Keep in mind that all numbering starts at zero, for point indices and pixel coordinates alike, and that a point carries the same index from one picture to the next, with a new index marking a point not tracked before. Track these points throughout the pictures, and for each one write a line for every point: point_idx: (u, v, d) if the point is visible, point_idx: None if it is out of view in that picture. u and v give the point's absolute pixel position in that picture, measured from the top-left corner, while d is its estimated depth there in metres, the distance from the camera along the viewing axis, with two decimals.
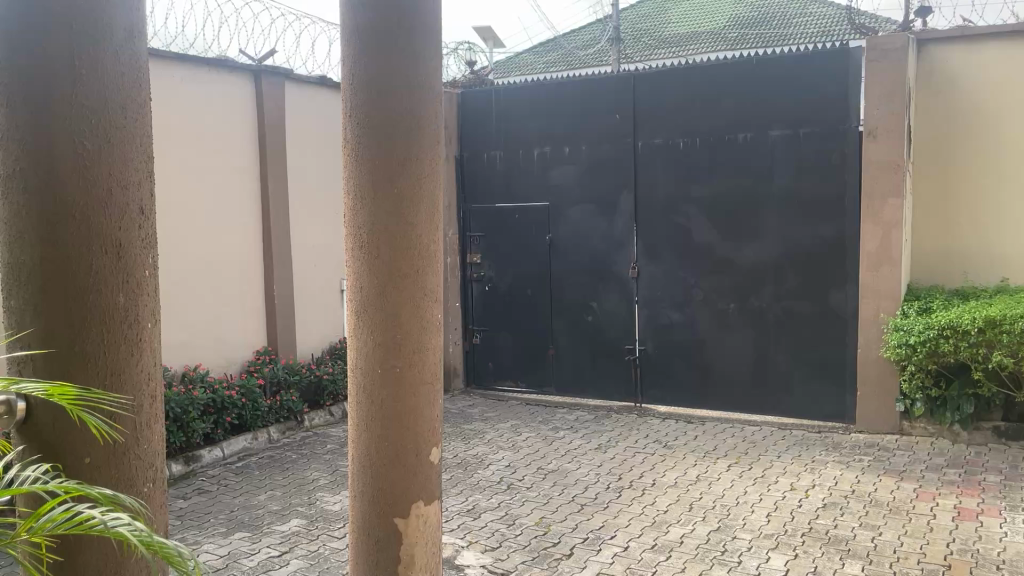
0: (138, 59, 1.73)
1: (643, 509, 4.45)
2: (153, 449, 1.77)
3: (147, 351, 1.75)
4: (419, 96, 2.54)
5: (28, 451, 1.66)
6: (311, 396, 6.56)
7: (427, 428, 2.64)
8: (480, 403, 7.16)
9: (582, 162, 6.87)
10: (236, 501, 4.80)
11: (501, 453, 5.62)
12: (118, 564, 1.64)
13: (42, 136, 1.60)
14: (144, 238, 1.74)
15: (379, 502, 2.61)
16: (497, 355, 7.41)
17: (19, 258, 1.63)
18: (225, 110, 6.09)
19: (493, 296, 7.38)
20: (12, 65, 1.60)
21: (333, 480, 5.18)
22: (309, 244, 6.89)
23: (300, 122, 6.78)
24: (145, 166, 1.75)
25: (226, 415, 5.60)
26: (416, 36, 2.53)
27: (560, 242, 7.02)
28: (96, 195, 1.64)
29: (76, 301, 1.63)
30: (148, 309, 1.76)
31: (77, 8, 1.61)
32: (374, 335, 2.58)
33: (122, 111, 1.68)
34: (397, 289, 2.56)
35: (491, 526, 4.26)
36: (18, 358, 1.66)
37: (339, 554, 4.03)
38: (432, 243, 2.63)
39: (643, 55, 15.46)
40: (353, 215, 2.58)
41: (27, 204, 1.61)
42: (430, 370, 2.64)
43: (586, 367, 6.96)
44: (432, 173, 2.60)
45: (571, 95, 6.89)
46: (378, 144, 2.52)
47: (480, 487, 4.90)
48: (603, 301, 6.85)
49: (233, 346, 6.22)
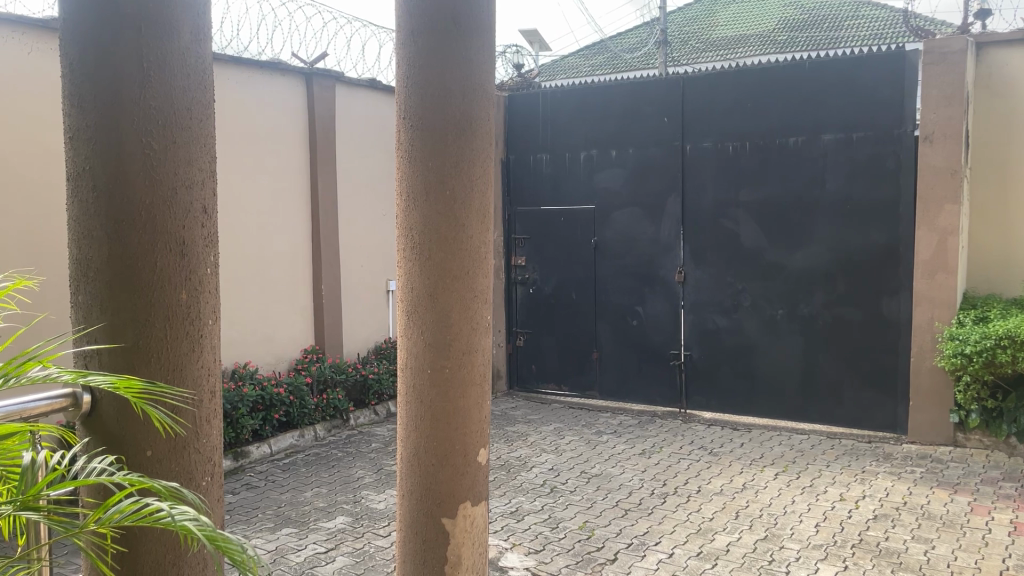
0: (203, 61, 1.77)
1: (689, 516, 4.41)
2: (211, 443, 1.81)
3: (207, 347, 1.79)
4: (472, 99, 2.56)
5: (92, 443, 1.70)
6: (356, 395, 6.63)
7: (475, 429, 2.65)
8: (523, 406, 7.16)
9: (630, 165, 6.83)
10: (283, 497, 4.87)
11: (544, 456, 5.61)
12: (177, 555, 1.67)
13: (111, 134, 1.65)
14: (206, 237, 1.78)
15: (426, 502, 2.63)
16: (541, 358, 7.40)
17: (88, 254, 1.68)
18: (277, 112, 6.19)
19: (537, 298, 7.38)
20: (85, 67, 1.65)
21: (378, 479, 5.22)
22: (356, 244, 6.97)
23: (349, 124, 6.87)
24: (208, 167, 1.79)
25: (275, 413, 5.70)
26: (471, 38, 2.55)
27: (606, 245, 6.99)
28: (162, 194, 1.68)
29: (141, 298, 1.67)
30: (209, 306, 1.80)
31: (147, 14, 1.65)
32: (424, 334, 2.59)
33: (188, 113, 1.72)
34: (447, 290, 2.57)
35: (535, 528, 4.26)
36: (84, 352, 1.71)
37: (384, 552, 4.06)
38: (483, 245, 2.64)
39: (691, 58, 15.32)
40: (405, 215, 2.61)
41: (95, 202, 1.66)
42: (478, 372, 2.66)
43: (631, 371, 6.92)
44: (483, 174, 2.61)
45: (618, 98, 6.86)
46: (431, 145, 2.54)
47: (524, 490, 4.90)
48: (649, 305, 6.80)
49: (281, 344, 6.31)
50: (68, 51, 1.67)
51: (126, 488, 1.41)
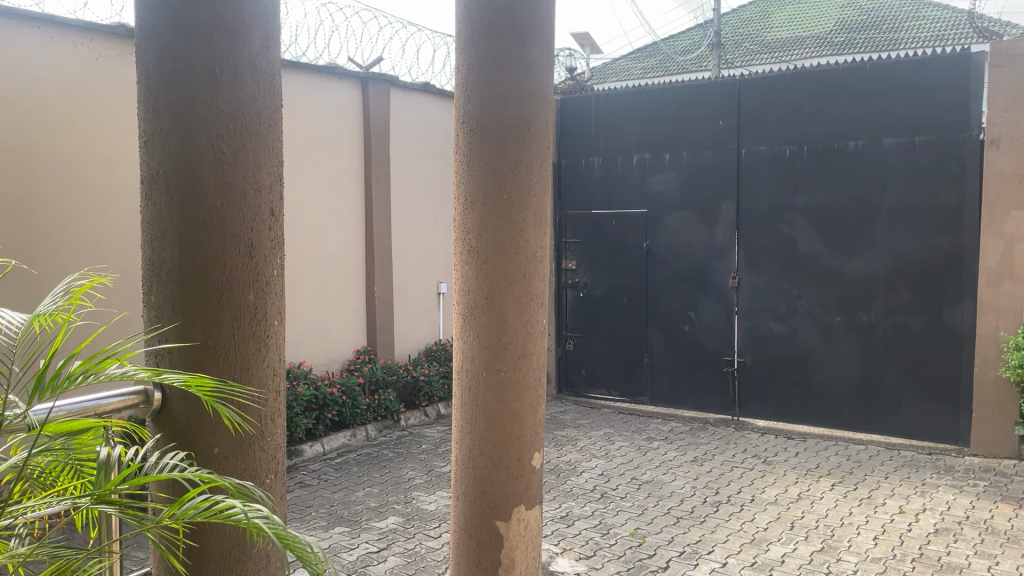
0: (272, 66, 1.80)
1: (743, 526, 4.35)
2: (276, 442, 1.83)
3: (273, 347, 1.82)
4: (531, 102, 2.56)
5: (163, 439, 1.75)
6: (407, 396, 6.68)
7: (531, 432, 2.65)
8: (573, 410, 7.13)
9: (683, 169, 6.77)
10: (336, 496, 4.93)
11: (594, 461, 5.58)
12: (242, 552, 1.70)
13: (184, 138, 1.69)
14: (273, 238, 1.81)
15: (481, 504, 2.64)
16: (591, 362, 7.36)
17: (160, 255, 1.73)
18: (333, 116, 6.28)
19: (587, 302, 7.36)
20: (160, 73, 1.70)
21: (429, 480, 5.26)
22: (408, 247, 7.03)
23: (403, 128, 6.94)
24: (276, 170, 1.82)
25: (328, 412, 5.78)
26: (531, 42, 2.55)
27: (658, 249, 6.93)
28: (232, 197, 1.72)
29: (210, 298, 1.71)
30: (276, 307, 1.83)
31: (220, 21, 1.69)
32: (481, 337, 2.61)
33: (258, 117, 1.76)
34: (504, 292, 2.58)
35: (586, 534, 4.25)
36: (156, 351, 1.76)
37: (435, 553, 4.09)
38: (540, 248, 2.64)
39: (745, 60, 15.13)
40: (463, 218, 2.62)
41: (168, 205, 1.71)
42: (534, 375, 2.66)
43: (682, 377, 6.85)
44: (541, 177, 2.61)
45: (672, 101, 6.80)
46: (490, 148, 2.55)
47: (574, 495, 4.88)
48: (701, 311, 6.73)
49: (335, 345, 6.39)
50: (144, 57, 1.72)
51: (200, 484, 1.46)
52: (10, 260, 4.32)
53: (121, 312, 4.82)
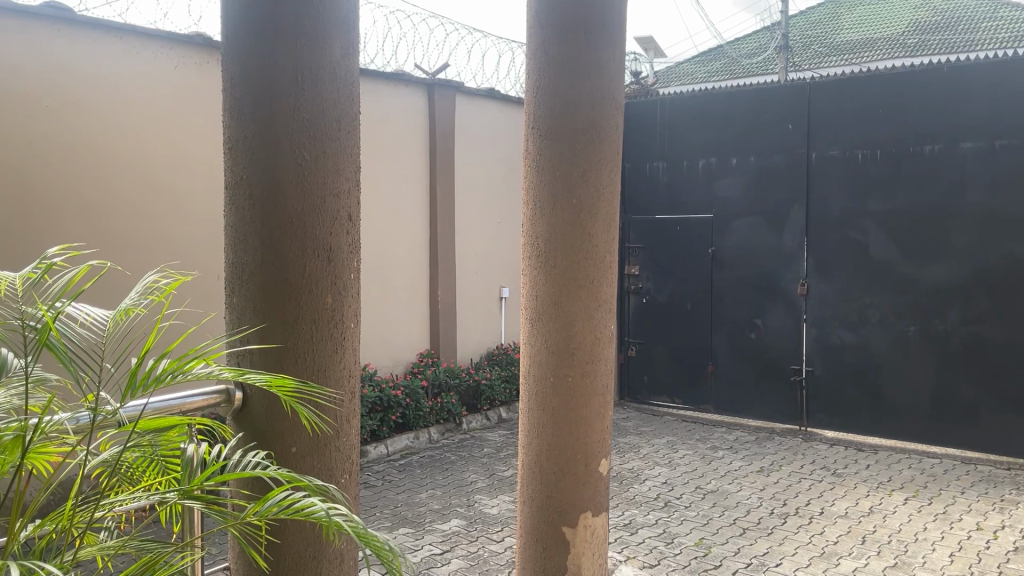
0: (351, 73, 1.83)
1: (811, 539, 4.26)
2: (350, 442, 1.86)
3: (349, 349, 1.85)
4: (602, 107, 2.54)
5: (244, 438, 1.79)
6: (469, 399, 6.73)
7: (597, 439, 2.63)
8: (634, 417, 7.07)
9: (751, 174, 6.66)
10: (399, 497, 4.98)
11: (657, 469, 5.52)
12: (318, 550, 1.73)
13: (266, 144, 1.73)
14: (350, 243, 1.84)
15: (547, 510, 2.63)
16: (653, 369, 7.27)
17: (243, 258, 1.77)
18: (399, 121, 6.36)
19: (651, 308, 7.26)
20: (245, 81, 1.74)
21: (491, 484, 5.28)
22: (470, 251, 7.08)
23: (467, 133, 6.99)
24: (354, 175, 1.85)
25: (392, 414, 5.86)
26: (602, 46, 2.53)
27: (723, 255, 6.84)
28: (312, 202, 1.75)
29: (290, 301, 1.75)
30: (352, 310, 1.86)
31: (302, 31, 1.73)
32: (549, 342, 2.61)
33: (337, 124, 1.79)
34: (572, 298, 2.58)
35: (649, 542, 4.21)
36: (237, 352, 1.81)
37: (498, 557, 4.10)
38: (608, 253, 2.63)
39: (814, 62, 14.80)
40: (532, 224, 2.63)
41: (251, 210, 1.75)
42: (602, 382, 2.64)
43: (748, 386, 6.74)
44: (610, 184, 2.60)
45: (739, 105, 6.70)
46: (560, 154, 2.55)
47: (637, 503, 4.83)
48: (768, 318, 6.62)
49: (399, 347, 6.47)
50: (229, 66, 1.77)
51: (284, 483, 1.51)
52: (104, 261, 4.54)
53: (207, 315, 5.00)
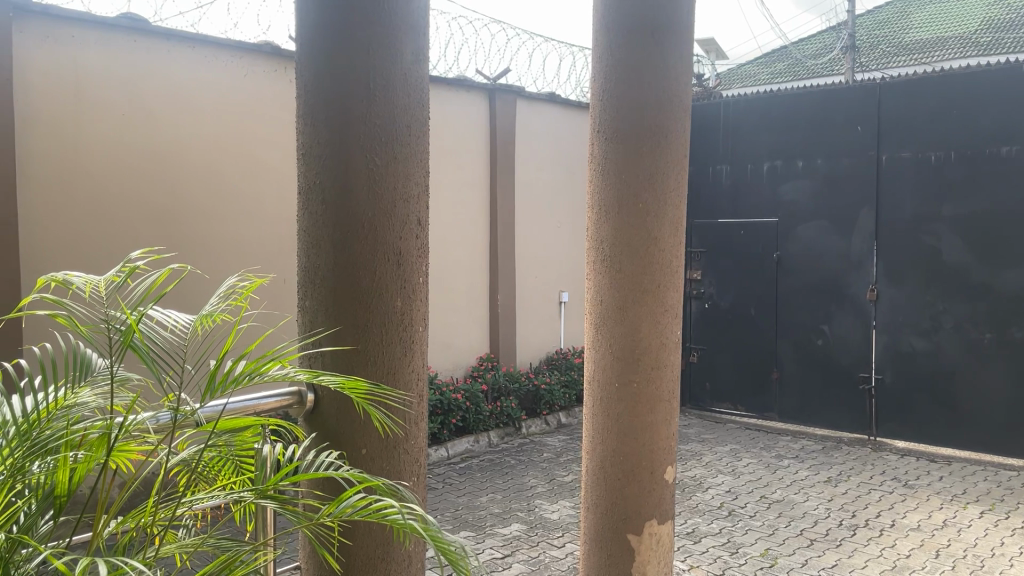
0: (421, 80, 1.84)
1: (883, 551, 4.14)
2: (419, 445, 1.86)
3: (417, 352, 1.86)
4: (669, 109, 2.51)
5: (317, 438, 1.81)
6: (528, 404, 6.71)
7: (663, 447, 2.60)
8: (696, 425, 6.96)
9: (818, 177, 6.52)
10: (460, 500, 5.00)
11: (720, 477, 5.43)
12: (386, 551, 1.74)
13: (340, 151, 1.75)
14: (420, 247, 1.85)
15: (612, 517, 2.60)
16: (716, 376, 7.14)
17: (315, 262, 1.80)
18: (460, 126, 6.39)
19: (713, 314, 7.14)
20: (320, 88, 1.77)
21: (551, 489, 5.26)
22: (530, 255, 7.08)
23: (527, 138, 7.00)
24: (423, 180, 1.85)
25: (452, 417, 5.89)
26: (670, 47, 2.50)
27: (789, 260, 6.70)
28: (383, 208, 1.76)
29: (361, 304, 1.76)
30: (420, 313, 1.86)
31: (375, 37, 1.74)
32: (613, 347, 2.58)
33: (407, 130, 1.79)
34: (637, 303, 2.55)
35: (713, 552, 4.14)
36: (310, 354, 1.83)
37: (560, 563, 4.08)
38: (674, 258, 2.59)
39: (882, 62, 14.41)
40: (597, 227, 2.61)
41: (325, 215, 1.77)
42: (667, 388, 2.60)
43: (815, 394, 6.58)
44: (677, 187, 2.56)
45: (805, 107, 6.56)
46: (625, 157, 2.52)
47: (700, 511, 4.76)
48: (836, 324, 6.46)
49: (459, 351, 6.50)
50: (304, 74, 1.80)
51: (358, 485, 1.54)
52: (184, 265, 4.72)
53: (285, 317, 5.15)
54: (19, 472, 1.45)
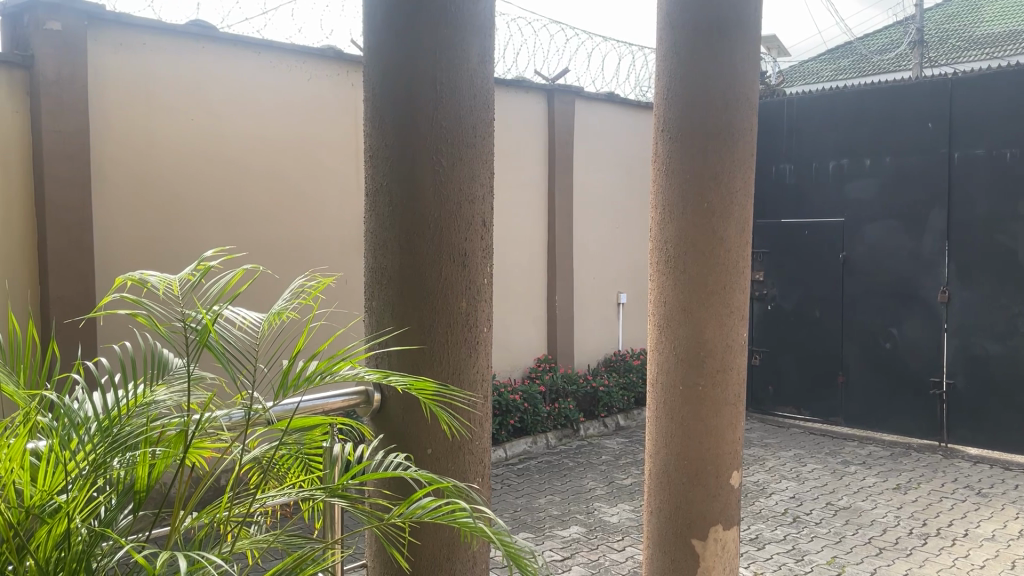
0: (487, 81, 1.83)
1: (955, 562, 4.00)
2: (484, 446, 1.85)
3: (482, 353, 1.85)
4: (736, 107, 2.47)
5: (384, 438, 1.83)
6: (586, 405, 6.68)
7: (728, 451, 2.55)
8: (758, 429, 6.84)
9: (885, 175, 6.34)
10: (519, 501, 5.00)
11: (784, 483, 5.32)
12: (452, 550, 1.73)
13: (406, 153, 1.76)
14: (484, 248, 1.84)
15: (676, 521, 2.57)
16: (779, 379, 7.00)
17: (382, 264, 1.81)
18: (519, 127, 6.40)
19: (777, 316, 7.00)
20: (388, 92, 1.78)
21: (610, 492, 5.22)
22: (588, 256, 7.05)
23: (586, 138, 6.97)
24: (488, 181, 1.85)
25: (510, 418, 5.90)
26: (737, 44, 2.46)
27: (856, 261, 6.53)
28: (448, 209, 1.76)
29: (427, 304, 1.77)
30: (485, 314, 1.85)
31: (441, 39, 1.75)
32: (677, 349, 2.54)
33: (473, 131, 1.79)
34: (703, 305, 2.50)
35: (778, 559, 4.05)
36: (376, 354, 1.85)
37: (620, 567, 4.04)
38: (741, 259, 2.54)
39: (952, 58, 13.96)
40: (660, 228, 2.58)
41: (391, 217, 1.79)
42: (733, 392, 2.56)
43: (882, 398, 6.41)
44: (744, 186, 2.51)
45: (873, 104, 6.39)
46: (690, 157, 2.48)
47: (764, 517, 4.67)
48: (905, 328, 6.28)
49: (517, 353, 6.50)
50: (372, 78, 1.82)
51: (427, 488, 1.55)
52: (257, 266, 4.85)
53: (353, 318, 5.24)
54: (101, 468, 1.49)
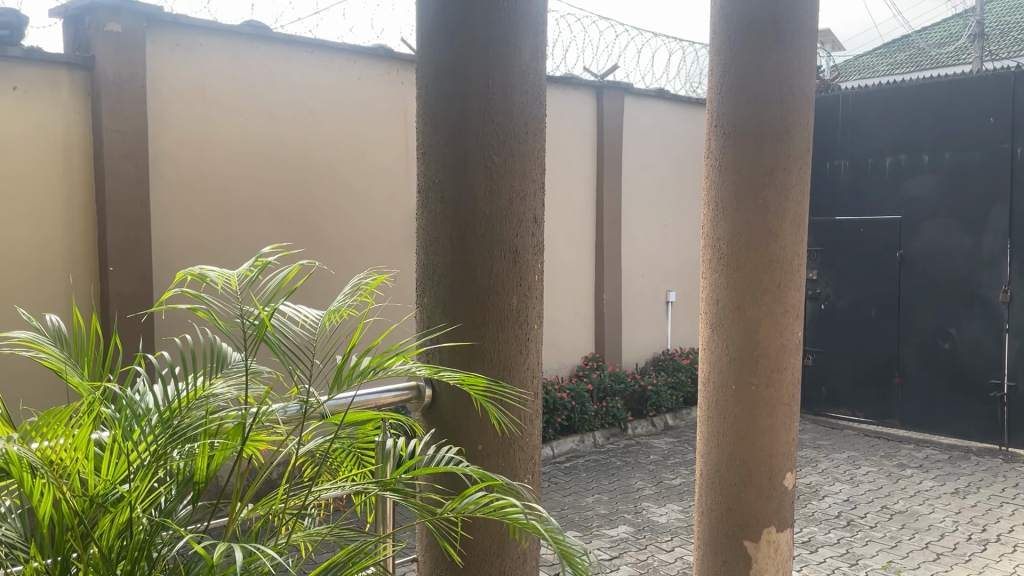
0: (539, 76, 1.82)
1: (1016, 568, 3.89)
2: (534, 443, 1.85)
3: (532, 350, 1.84)
4: (792, 101, 2.42)
5: (435, 434, 1.84)
6: (634, 404, 6.63)
7: (783, 451, 2.50)
8: (810, 430, 6.72)
9: (944, 171, 6.17)
10: (566, 500, 4.99)
11: (838, 485, 5.22)
12: (502, 546, 1.74)
13: (459, 150, 1.76)
14: (535, 244, 1.83)
15: (728, 522, 2.53)
16: (832, 379, 6.86)
17: (433, 260, 1.82)
18: (568, 124, 6.38)
19: (830, 315, 6.86)
20: (441, 89, 1.78)
21: (659, 492, 5.17)
22: (637, 254, 7.00)
23: (635, 135, 6.91)
24: (539, 177, 1.84)
25: (557, 416, 5.89)
26: (793, 37, 2.41)
27: (913, 259, 6.37)
28: (499, 205, 1.76)
29: (479, 301, 1.77)
30: (536, 311, 1.84)
31: (494, 35, 1.74)
32: (730, 348, 2.50)
33: (524, 127, 1.78)
34: (756, 303, 2.46)
35: (831, 562, 3.97)
36: (427, 350, 1.86)
37: (669, 567, 4.00)
38: (796, 256, 2.49)
39: (1015, 52, 13.50)
40: (713, 224, 2.54)
41: (443, 213, 1.79)
42: (787, 392, 2.51)
43: (940, 400, 6.26)
44: (800, 183, 2.46)
45: (932, 98, 6.22)
46: (745, 153, 2.44)
47: (817, 519, 4.58)
48: (965, 328, 6.12)
49: (564, 351, 6.49)
50: (425, 75, 1.82)
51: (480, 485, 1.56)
52: (314, 261, 4.93)
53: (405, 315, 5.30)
54: (161, 459, 1.52)
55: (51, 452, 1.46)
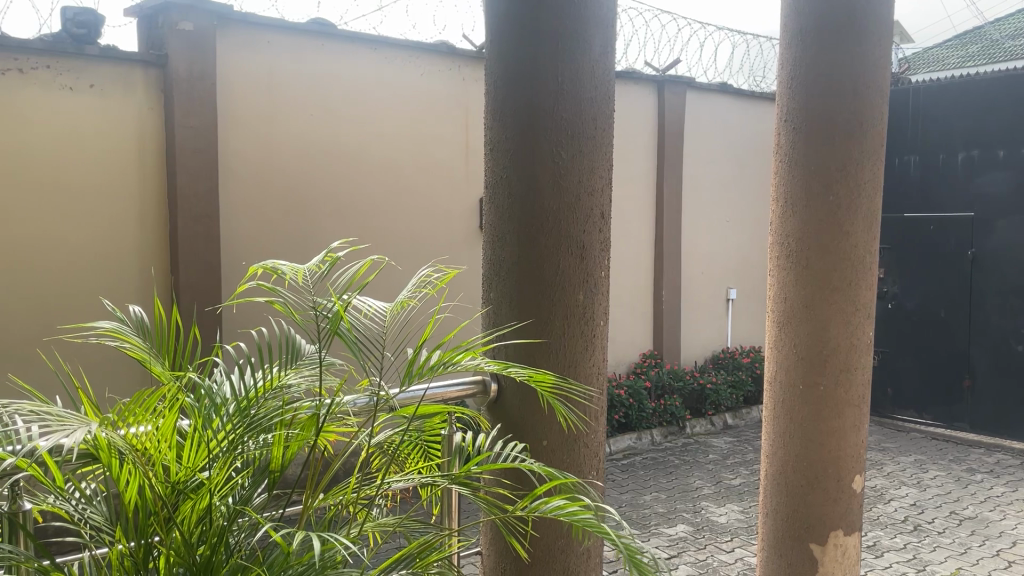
0: (608, 71, 1.80)
1: None
2: (599, 439, 1.84)
3: (598, 346, 1.83)
4: (866, 96, 2.36)
5: (501, 428, 1.85)
6: (692, 403, 6.57)
7: (851, 453, 2.45)
8: (875, 431, 6.56)
9: (1020, 167, 5.94)
10: (623, 497, 4.97)
11: (904, 489, 5.08)
12: (566, 543, 1.74)
13: (527, 145, 1.76)
14: (603, 240, 1.82)
15: (793, 524, 2.49)
16: (898, 380, 6.69)
17: (501, 256, 1.83)
18: (628, 119, 6.33)
19: (897, 315, 6.68)
20: (512, 85, 1.78)
21: (718, 491, 5.11)
22: (697, 250, 6.92)
23: (696, 130, 6.82)
24: (607, 173, 1.82)
25: (614, 413, 5.88)
26: (867, 30, 2.34)
27: (985, 257, 6.16)
28: (566, 202, 1.75)
29: (546, 297, 1.77)
30: (602, 307, 1.83)
31: (563, 31, 1.73)
32: (798, 347, 2.46)
33: (593, 122, 1.77)
34: (826, 301, 2.41)
35: (898, 568, 3.88)
36: (494, 346, 1.86)
37: (729, 568, 3.96)
38: (868, 254, 2.43)
39: None
40: (782, 221, 2.49)
41: (511, 209, 1.79)
42: (857, 393, 2.45)
43: (1013, 404, 6.05)
44: (873, 180, 2.40)
45: (1009, 91, 5.99)
46: (815, 149, 2.39)
47: (882, 524, 4.47)
48: None
49: (621, 347, 6.45)
50: (495, 71, 1.82)
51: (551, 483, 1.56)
52: (383, 256, 5.00)
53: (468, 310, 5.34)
54: (237, 448, 1.57)
55: (137, 439, 1.50)
